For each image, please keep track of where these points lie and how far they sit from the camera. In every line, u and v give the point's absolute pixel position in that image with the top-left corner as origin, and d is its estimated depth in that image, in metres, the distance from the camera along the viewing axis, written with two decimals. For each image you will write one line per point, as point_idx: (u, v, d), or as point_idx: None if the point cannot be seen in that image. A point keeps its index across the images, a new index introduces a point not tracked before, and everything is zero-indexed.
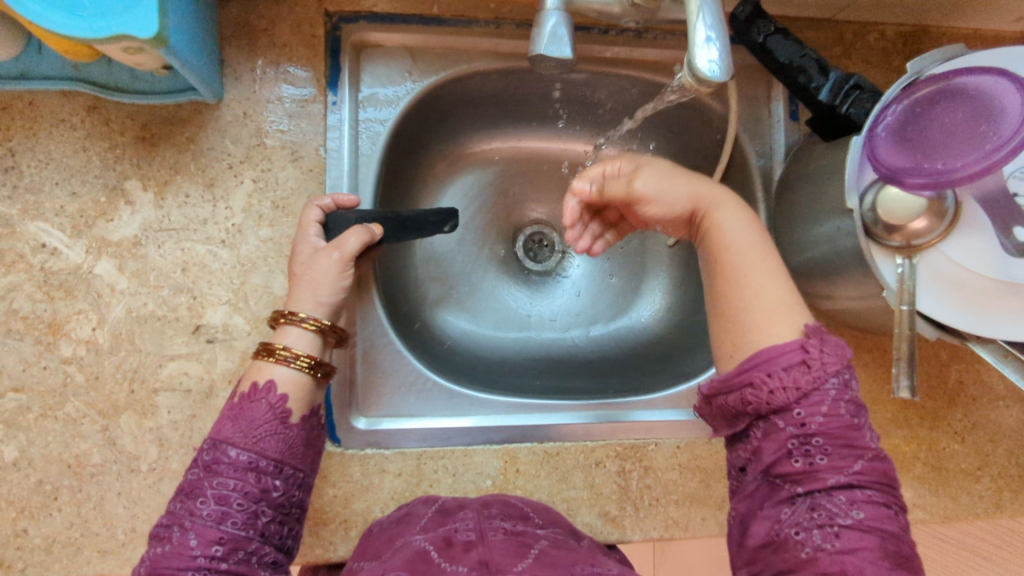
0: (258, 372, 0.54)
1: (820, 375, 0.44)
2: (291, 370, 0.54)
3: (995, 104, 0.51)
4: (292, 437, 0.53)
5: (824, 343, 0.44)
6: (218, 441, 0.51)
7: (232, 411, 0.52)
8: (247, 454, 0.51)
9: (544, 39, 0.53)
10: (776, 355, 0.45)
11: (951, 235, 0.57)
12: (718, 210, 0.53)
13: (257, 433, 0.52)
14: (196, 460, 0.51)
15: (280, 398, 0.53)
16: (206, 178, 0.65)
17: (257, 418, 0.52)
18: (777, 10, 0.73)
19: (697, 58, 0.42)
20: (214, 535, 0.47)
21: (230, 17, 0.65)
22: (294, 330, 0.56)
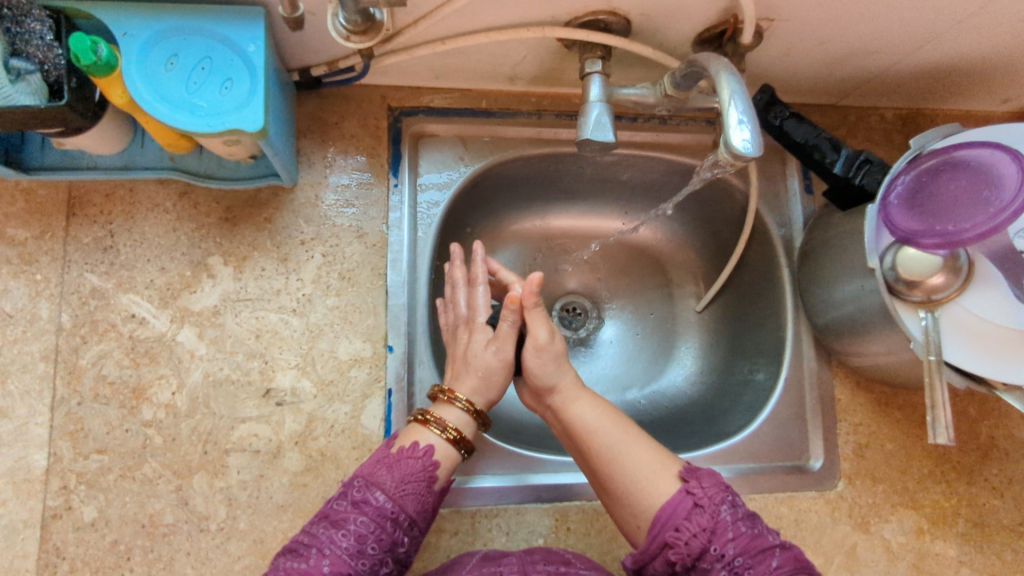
0: (417, 433, 0.60)
1: (713, 507, 0.54)
2: (444, 441, 0.60)
3: (993, 172, 0.58)
4: (429, 499, 0.58)
5: (701, 481, 0.56)
6: (370, 483, 0.56)
7: (388, 460, 0.58)
8: (392, 503, 0.55)
9: (589, 127, 0.61)
10: (672, 511, 0.54)
11: (968, 289, 0.62)
12: (575, 404, 0.62)
13: (404, 487, 0.56)
14: (341, 493, 0.56)
15: (432, 461, 0.58)
16: (280, 253, 0.71)
17: (410, 473, 0.57)
18: (787, 98, 0.82)
19: (732, 138, 0.49)
20: (346, 569, 0.51)
21: (307, 113, 0.74)
22: (456, 409, 0.62)
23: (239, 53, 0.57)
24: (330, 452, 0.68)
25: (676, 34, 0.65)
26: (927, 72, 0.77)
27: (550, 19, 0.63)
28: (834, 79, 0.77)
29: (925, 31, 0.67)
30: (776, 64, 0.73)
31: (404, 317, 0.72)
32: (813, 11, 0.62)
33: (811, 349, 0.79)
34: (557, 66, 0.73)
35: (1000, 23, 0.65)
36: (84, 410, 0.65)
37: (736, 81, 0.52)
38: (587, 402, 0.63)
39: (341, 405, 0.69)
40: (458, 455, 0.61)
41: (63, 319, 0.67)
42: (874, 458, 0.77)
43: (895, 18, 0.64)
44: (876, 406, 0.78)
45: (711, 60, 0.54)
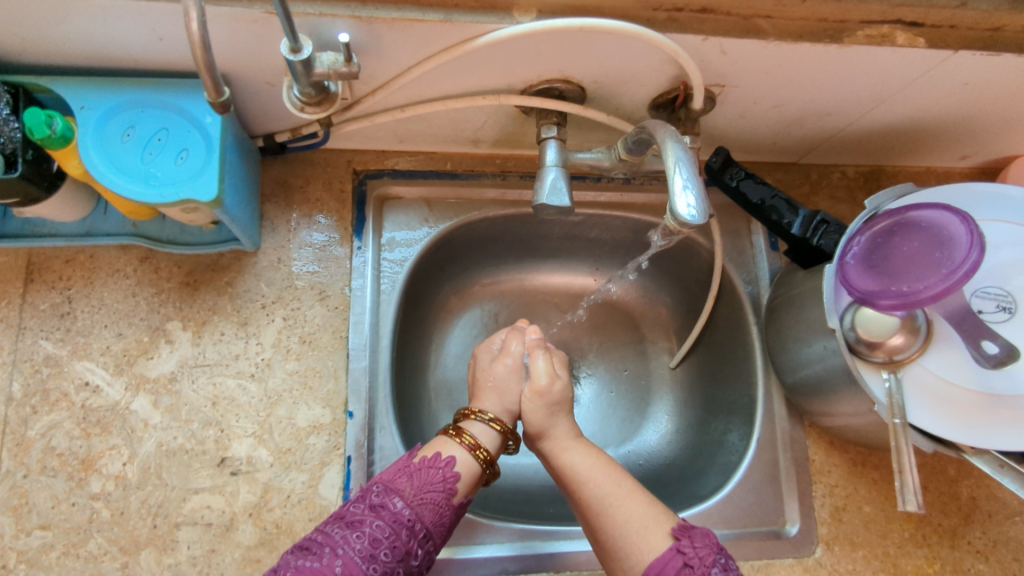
0: (439, 445, 0.60)
1: (704, 568, 0.49)
2: (467, 452, 0.60)
3: (945, 233, 0.57)
4: (445, 514, 0.56)
5: (693, 540, 0.51)
6: (390, 489, 0.54)
7: (409, 469, 0.57)
8: (410, 511, 0.53)
9: (545, 191, 0.62)
10: (659, 570, 0.50)
11: (929, 350, 0.61)
12: (567, 451, 0.62)
13: (422, 497, 0.55)
14: (359, 497, 0.54)
15: (452, 470, 0.58)
16: (240, 317, 0.71)
17: (431, 482, 0.56)
18: (749, 157, 0.83)
19: (678, 205, 0.50)
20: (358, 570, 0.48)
21: (271, 178, 0.75)
22: (478, 423, 0.63)
23: (195, 123, 0.58)
24: (285, 525, 0.65)
25: (630, 100, 0.67)
26: (882, 132, 0.78)
27: (505, 87, 0.65)
28: (792, 139, 0.79)
29: (874, 94, 0.68)
30: (732, 126, 0.74)
31: (365, 381, 0.71)
32: (762, 77, 0.64)
33: (783, 408, 0.78)
34: (518, 129, 0.74)
35: (945, 86, 0.67)
36: (29, 483, 0.63)
37: (682, 148, 0.53)
38: (580, 452, 0.62)
39: (298, 474, 0.67)
40: (479, 470, 0.60)
41: (13, 388, 0.66)
42: (853, 522, 0.74)
43: (843, 83, 0.66)
44: (852, 467, 0.77)
45: (658, 128, 0.55)
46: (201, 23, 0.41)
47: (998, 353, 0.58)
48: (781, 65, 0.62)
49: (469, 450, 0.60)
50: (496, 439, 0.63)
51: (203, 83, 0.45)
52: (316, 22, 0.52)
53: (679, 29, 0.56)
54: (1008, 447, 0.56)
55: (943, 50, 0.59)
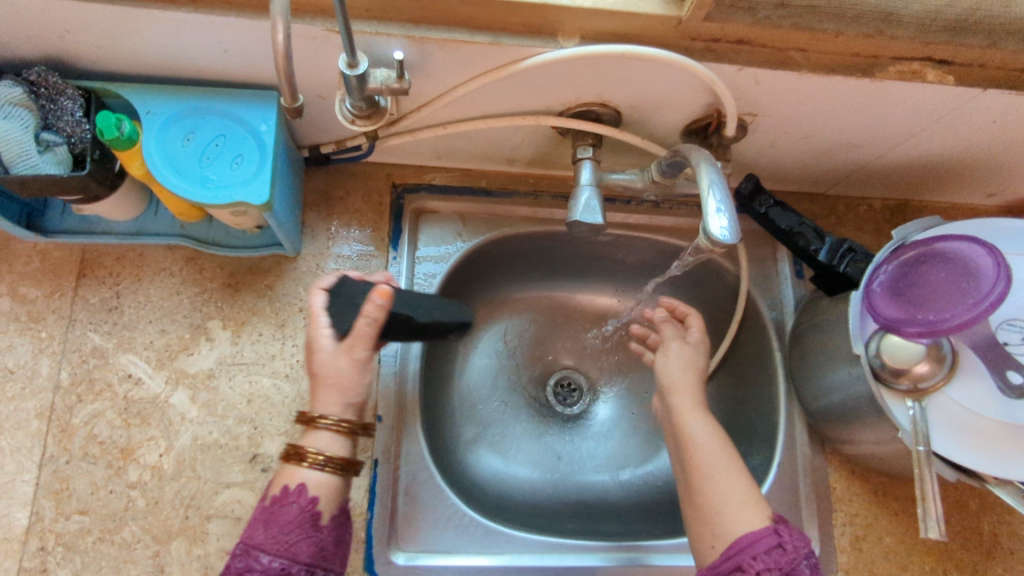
0: (286, 476, 0.54)
1: (794, 553, 0.52)
2: (322, 472, 0.54)
3: (970, 264, 0.59)
4: (319, 539, 0.52)
5: (791, 530, 0.53)
6: (250, 547, 0.50)
7: (264, 515, 0.52)
8: (279, 560, 0.49)
9: (579, 209, 0.64)
10: (752, 542, 0.52)
11: (954, 379, 0.61)
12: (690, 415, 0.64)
13: (287, 537, 0.51)
14: (225, 568, 0.50)
15: (309, 494, 0.53)
16: (278, 319, 0.73)
17: (290, 521, 0.51)
18: (777, 186, 0.85)
19: (711, 225, 0.51)
20: None
21: (314, 188, 0.78)
22: (323, 431, 0.55)
23: (251, 132, 0.61)
24: None
25: (664, 125, 0.69)
26: (910, 167, 0.80)
27: (545, 109, 0.67)
28: (820, 169, 0.80)
29: (903, 128, 0.70)
30: (761, 155, 0.76)
31: (394, 387, 0.73)
32: (793, 108, 0.66)
33: (805, 434, 0.78)
34: (553, 150, 0.76)
35: (974, 123, 0.68)
36: (71, 469, 0.66)
37: (716, 172, 0.54)
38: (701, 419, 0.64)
39: None
40: (342, 481, 0.55)
41: (61, 377, 0.68)
42: (872, 552, 0.74)
43: (872, 116, 0.68)
44: (874, 498, 0.76)
45: (693, 152, 0.57)
46: (285, 35, 0.45)
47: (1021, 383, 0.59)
48: (813, 96, 0.64)
49: (319, 471, 0.53)
50: (346, 439, 0.56)
51: (281, 88, 0.49)
52: (372, 41, 0.56)
53: (715, 59, 0.59)
54: None
55: (971, 88, 0.61)
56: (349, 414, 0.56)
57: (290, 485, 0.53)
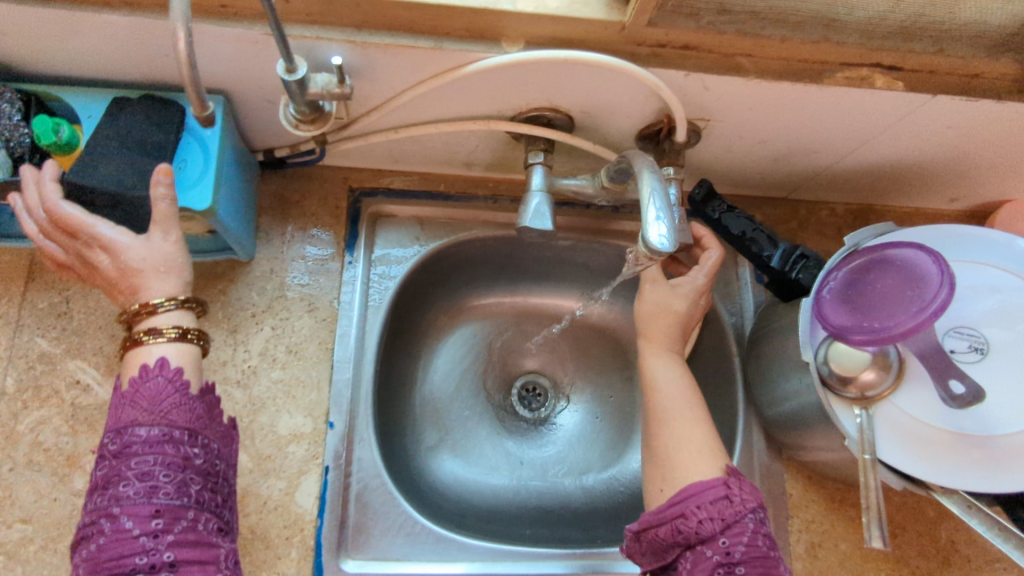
0: (138, 356, 0.51)
1: (740, 505, 0.52)
2: (173, 347, 0.52)
3: (917, 272, 0.58)
4: (195, 404, 0.51)
5: (742, 484, 0.53)
6: (122, 426, 0.48)
7: (127, 394, 0.49)
8: (156, 429, 0.48)
9: (528, 215, 0.64)
10: (699, 492, 0.53)
11: (901, 387, 0.62)
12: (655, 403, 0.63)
13: (158, 408, 0.49)
14: (102, 455, 0.48)
15: (170, 368, 0.51)
16: (230, 324, 0.73)
17: (156, 392, 0.49)
18: (738, 190, 0.85)
19: (650, 233, 0.51)
20: (148, 511, 0.46)
21: (270, 191, 0.77)
22: (161, 314, 0.53)
23: (195, 136, 0.60)
24: (260, 531, 0.67)
25: (617, 130, 0.69)
26: (869, 172, 0.80)
27: (496, 113, 0.67)
28: (780, 174, 0.80)
29: (858, 134, 0.69)
30: (719, 159, 0.76)
31: (347, 393, 0.72)
32: (744, 113, 0.65)
33: (761, 439, 0.78)
34: (509, 154, 0.76)
35: (928, 128, 0.68)
36: (15, 476, 0.65)
37: (657, 178, 0.54)
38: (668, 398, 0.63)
39: (275, 481, 0.69)
40: (197, 349, 0.54)
41: (7, 383, 0.68)
42: (828, 559, 0.74)
43: (826, 121, 0.67)
44: (831, 504, 0.76)
45: (636, 157, 0.57)
46: (188, 42, 0.44)
47: (963, 394, 0.58)
48: (763, 101, 0.63)
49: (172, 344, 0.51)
50: (191, 313, 0.55)
51: (189, 97, 0.48)
52: (313, 45, 0.55)
53: (661, 65, 0.58)
54: (976, 487, 0.57)
55: (922, 94, 0.61)
56: (185, 291, 0.54)
57: (145, 366, 0.50)
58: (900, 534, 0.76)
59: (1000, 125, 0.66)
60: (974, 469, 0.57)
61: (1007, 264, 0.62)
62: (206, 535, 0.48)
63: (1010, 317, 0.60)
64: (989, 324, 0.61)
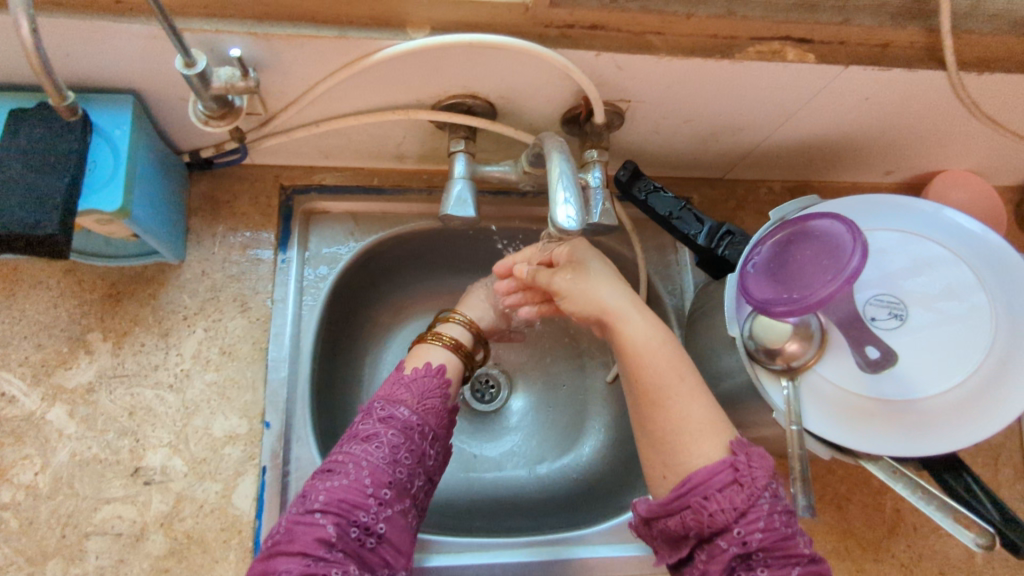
0: (422, 348, 0.67)
1: (754, 490, 0.49)
2: (444, 346, 0.67)
3: (834, 241, 0.58)
4: (445, 416, 0.62)
5: (751, 460, 0.51)
6: (393, 401, 0.59)
7: (404, 380, 0.62)
8: (417, 417, 0.59)
9: (451, 202, 0.64)
10: (708, 479, 0.50)
11: (824, 356, 0.62)
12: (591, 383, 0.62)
13: (425, 403, 0.60)
14: (364, 415, 0.59)
15: (436, 369, 0.64)
16: (161, 328, 0.72)
17: (428, 390, 0.62)
18: (675, 172, 0.85)
19: (557, 214, 0.51)
20: (384, 476, 0.54)
21: (199, 192, 0.76)
22: (451, 326, 0.72)
23: (104, 137, 0.59)
24: (196, 535, 0.66)
25: (539, 115, 0.69)
26: (800, 148, 0.80)
27: (416, 102, 0.66)
28: (712, 154, 0.80)
29: (781, 110, 0.70)
30: (648, 141, 0.76)
31: (282, 393, 0.72)
32: (663, 92, 0.65)
33: None
34: (439, 145, 0.76)
35: (848, 100, 0.68)
36: None
37: (567, 160, 0.54)
38: None
39: (211, 484, 0.68)
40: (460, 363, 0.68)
41: None
42: None
43: (747, 98, 0.67)
44: (776, 480, 0.77)
45: (547, 139, 0.57)
46: (32, 32, 0.43)
47: (878, 359, 0.59)
48: (681, 80, 0.63)
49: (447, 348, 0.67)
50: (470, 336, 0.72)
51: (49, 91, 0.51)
52: (213, 39, 0.54)
53: (570, 45, 0.58)
54: (898, 452, 0.57)
55: (834, 66, 0.61)
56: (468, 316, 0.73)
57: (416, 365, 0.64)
58: (846, 506, 0.77)
59: (917, 94, 0.67)
60: (896, 434, 0.58)
61: (926, 230, 0.62)
62: (406, 518, 0.56)
63: (931, 282, 0.61)
64: (911, 291, 0.61)
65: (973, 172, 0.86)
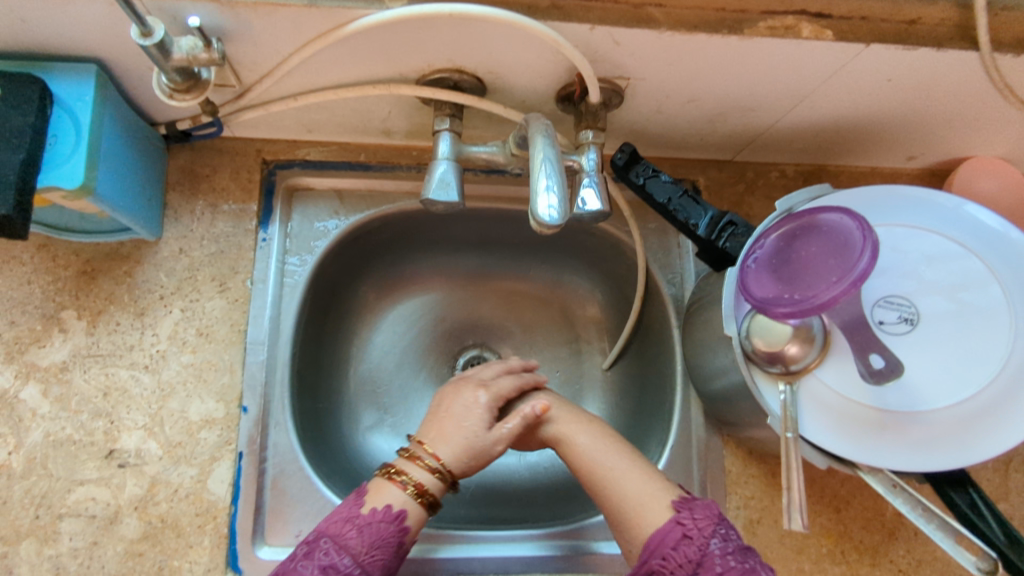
0: (378, 494, 0.56)
1: (702, 538, 0.49)
2: (410, 497, 0.56)
3: (842, 239, 0.53)
4: (391, 567, 0.54)
5: (693, 513, 0.51)
6: (340, 546, 0.51)
7: (357, 521, 0.53)
8: (360, 571, 0.51)
9: (433, 185, 0.59)
10: (659, 540, 0.50)
11: (827, 361, 0.58)
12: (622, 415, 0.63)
13: (373, 553, 0.52)
14: (304, 553, 0.51)
15: (398, 514, 0.55)
16: (137, 307, 0.70)
17: (381, 537, 0.53)
18: (680, 152, 0.80)
19: (538, 204, 0.48)
20: None
21: (177, 166, 0.73)
22: (418, 467, 0.58)
23: (65, 108, 0.57)
24: (171, 519, 0.65)
25: (531, 91, 0.64)
26: (815, 132, 0.75)
27: (398, 76, 0.62)
28: (719, 135, 0.75)
29: (794, 90, 0.64)
30: (650, 121, 0.71)
31: (260, 376, 0.70)
32: (666, 70, 0.60)
33: (699, 416, 0.75)
34: (427, 120, 0.71)
35: (868, 81, 0.62)
36: None
37: (552, 147, 0.51)
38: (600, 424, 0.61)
39: (186, 468, 0.66)
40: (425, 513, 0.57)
41: None
42: (767, 535, 0.71)
43: (757, 77, 0.62)
44: (772, 479, 0.73)
45: (533, 121, 0.54)
46: None
47: (881, 369, 0.55)
48: (684, 57, 0.58)
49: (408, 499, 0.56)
50: (441, 481, 0.58)
51: None
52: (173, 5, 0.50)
53: (561, 17, 0.53)
54: (901, 467, 0.53)
55: (854, 44, 0.55)
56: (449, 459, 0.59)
57: (375, 505, 0.55)
58: (845, 509, 0.73)
59: (946, 76, 0.61)
60: (900, 448, 0.54)
61: (944, 228, 0.58)
62: None
63: (946, 288, 0.56)
64: (924, 295, 0.56)
65: (1005, 158, 0.79)
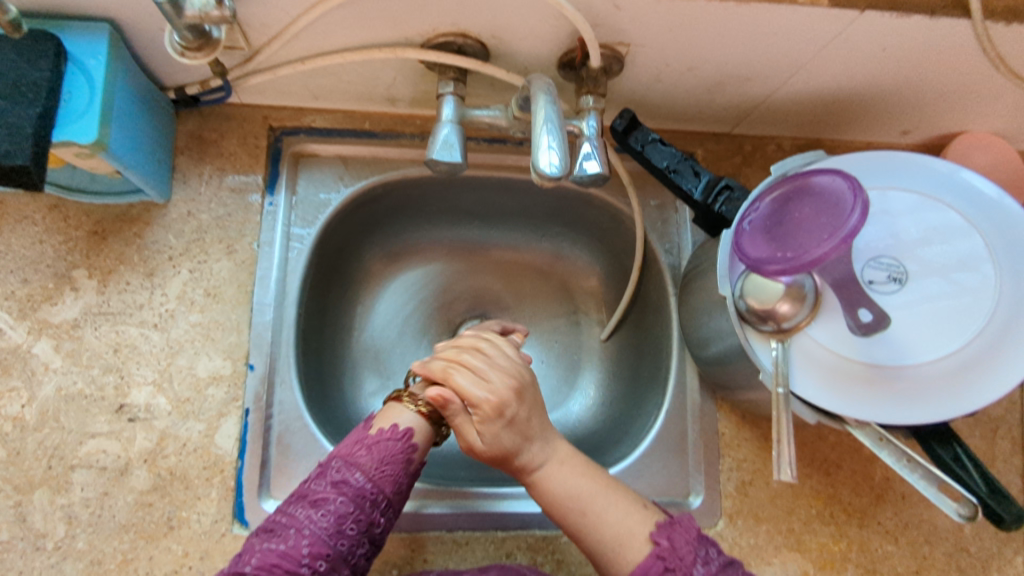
0: (393, 408, 0.60)
1: (684, 567, 0.52)
2: (419, 414, 0.60)
3: (833, 198, 0.55)
4: (405, 483, 0.57)
5: (669, 538, 0.54)
6: (351, 463, 0.55)
7: (366, 441, 0.57)
8: (371, 484, 0.54)
9: (437, 146, 0.61)
10: (643, 574, 0.53)
11: (818, 319, 0.60)
12: None
13: (383, 469, 0.56)
14: (318, 472, 0.55)
15: (403, 433, 0.58)
16: (146, 268, 0.71)
17: (389, 455, 0.56)
18: (678, 123, 0.82)
19: (540, 160, 0.50)
20: (323, 549, 0.50)
21: (186, 131, 0.75)
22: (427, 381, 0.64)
23: (78, 65, 0.58)
24: (179, 472, 0.67)
25: (534, 56, 0.66)
26: (811, 104, 0.76)
27: (403, 40, 0.64)
28: (718, 106, 0.77)
29: (791, 59, 0.66)
30: (649, 89, 0.72)
31: (267, 336, 0.72)
32: (665, 36, 0.62)
33: (695, 380, 0.77)
34: (431, 88, 0.73)
35: (864, 51, 0.64)
36: None
37: (554, 106, 0.53)
38: None
39: (195, 424, 0.68)
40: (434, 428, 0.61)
41: None
42: (757, 497, 0.73)
43: (754, 45, 0.63)
44: (764, 443, 0.75)
45: (535, 81, 0.55)
46: None
47: (869, 323, 0.57)
48: (682, 23, 0.59)
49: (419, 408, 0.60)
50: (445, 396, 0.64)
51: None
52: None
53: None
54: (888, 420, 0.55)
55: (848, 10, 0.57)
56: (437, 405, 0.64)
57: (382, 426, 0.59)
58: (835, 472, 0.75)
59: (939, 46, 0.63)
60: (887, 402, 0.56)
61: (937, 192, 0.59)
62: None
63: (935, 250, 0.58)
64: (913, 255, 0.58)
65: (997, 133, 0.81)
